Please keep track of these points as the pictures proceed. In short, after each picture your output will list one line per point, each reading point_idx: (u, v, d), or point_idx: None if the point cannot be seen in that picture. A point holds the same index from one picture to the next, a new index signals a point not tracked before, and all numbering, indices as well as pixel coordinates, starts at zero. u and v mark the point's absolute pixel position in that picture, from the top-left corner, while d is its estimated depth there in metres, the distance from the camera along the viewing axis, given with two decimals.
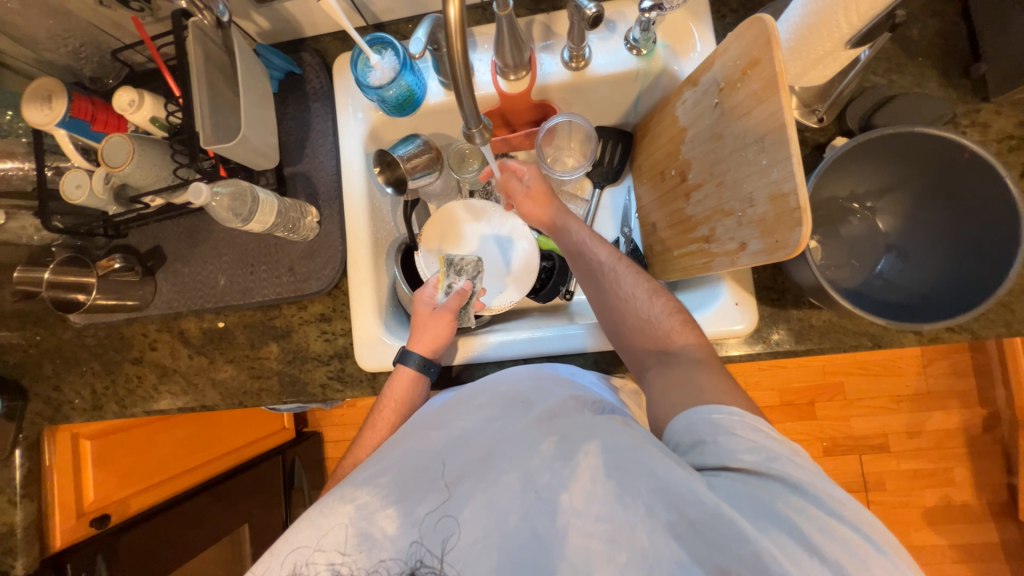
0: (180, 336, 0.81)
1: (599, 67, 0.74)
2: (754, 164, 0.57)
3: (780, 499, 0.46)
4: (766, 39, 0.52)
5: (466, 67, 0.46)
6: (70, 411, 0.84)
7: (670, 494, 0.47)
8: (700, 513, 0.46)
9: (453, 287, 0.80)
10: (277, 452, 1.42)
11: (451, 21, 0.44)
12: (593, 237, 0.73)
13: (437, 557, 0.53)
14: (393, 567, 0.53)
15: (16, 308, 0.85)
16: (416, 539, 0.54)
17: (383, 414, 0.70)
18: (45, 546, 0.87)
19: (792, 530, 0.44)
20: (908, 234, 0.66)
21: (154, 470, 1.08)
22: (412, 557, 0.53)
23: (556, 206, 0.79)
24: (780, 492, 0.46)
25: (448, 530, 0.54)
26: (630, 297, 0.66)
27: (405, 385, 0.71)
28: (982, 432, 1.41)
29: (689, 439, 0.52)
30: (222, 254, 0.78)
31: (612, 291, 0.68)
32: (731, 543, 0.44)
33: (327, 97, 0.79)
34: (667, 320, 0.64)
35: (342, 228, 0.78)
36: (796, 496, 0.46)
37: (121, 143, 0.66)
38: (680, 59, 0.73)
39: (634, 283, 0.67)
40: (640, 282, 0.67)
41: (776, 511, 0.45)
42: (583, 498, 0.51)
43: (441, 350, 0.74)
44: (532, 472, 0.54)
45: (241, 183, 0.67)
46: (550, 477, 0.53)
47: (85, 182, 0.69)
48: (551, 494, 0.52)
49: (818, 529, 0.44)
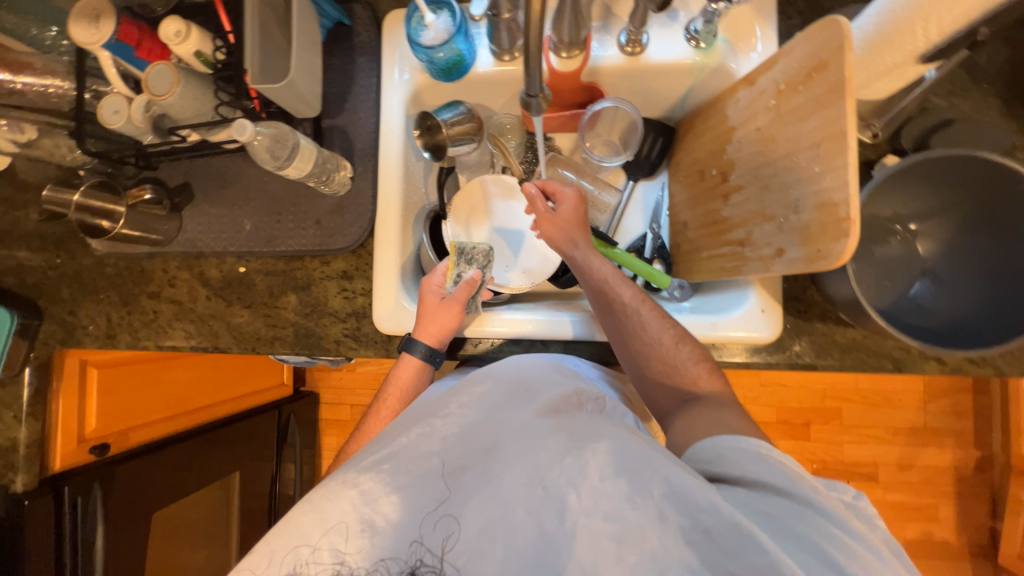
0: (200, 277, 0.81)
1: (654, 54, 0.72)
2: (805, 171, 0.56)
3: (800, 518, 0.46)
4: (838, 42, 0.51)
5: (539, 46, 0.46)
6: (83, 336, 0.84)
7: (682, 500, 0.47)
8: (716, 522, 0.45)
9: (463, 276, 0.76)
10: (274, 406, 1.50)
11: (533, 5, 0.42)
12: (616, 275, 0.71)
13: (437, 557, 0.52)
14: (393, 567, 0.52)
15: (42, 229, 0.86)
16: (416, 538, 0.53)
17: (388, 401, 0.73)
18: (46, 466, 0.89)
19: (812, 548, 0.44)
20: (948, 261, 0.65)
21: (152, 409, 1.10)
22: (412, 556, 0.52)
23: (584, 237, 0.74)
24: (799, 510, 0.46)
25: (449, 529, 0.53)
26: (657, 343, 0.66)
27: (410, 373, 0.73)
28: (973, 474, 1.42)
29: (710, 456, 0.54)
30: (251, 199, 0.79)
31: (635, 337, 0.67)
32: (748, 553, 0.44)
33: (374, 53, 0.78)
34: (691, 368, 0.65)
35: (374, 187, 0.76)
36: (820, 519, 0.46)
37: (166, 72, 0.64)
38: (738, 57, 0.71)
39: (661, 331, 0.67)
40: (666, 328, 0.67)
41: (797, 531, 0.45)
42: (592, 498, 0.50)
43: (447, 340, 0.73)
44: (541, 466, 0.53)
45: (282, 125, 0.66)
46: (560, 474, 0.52)
47: (122, 109, 0.69)
48: (559, 492, 0.51)
49: (836, 545, 0.44)
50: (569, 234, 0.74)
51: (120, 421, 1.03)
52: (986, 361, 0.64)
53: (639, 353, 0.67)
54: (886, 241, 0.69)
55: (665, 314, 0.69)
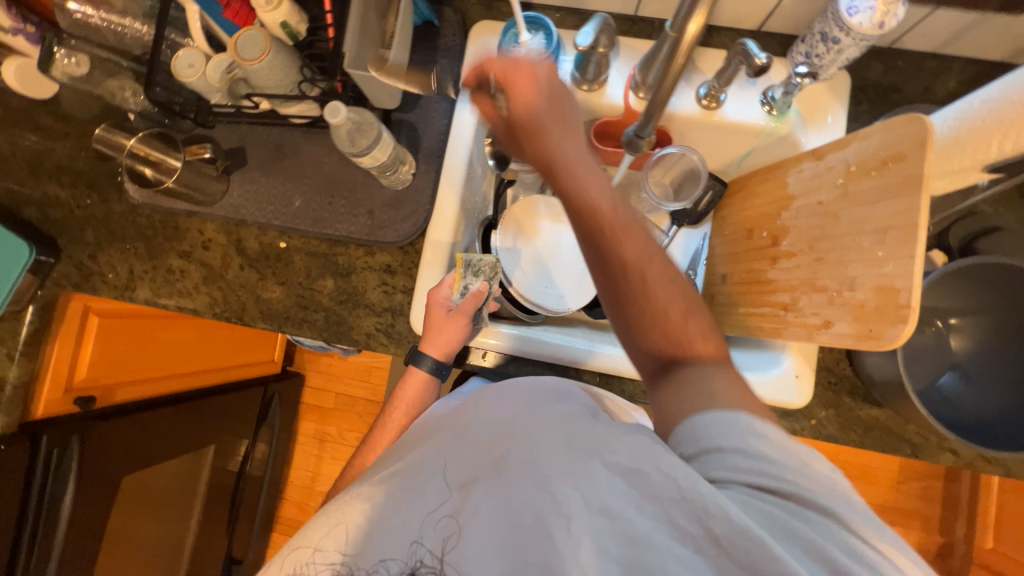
0: (237, 245, 0.79)
1: (729, 112, 0.75)
2: (867, 253, 0.58)
3: (797, 517, 0.41)
4: (921, 138, 0.53)
5: (666, 99, 0.53)
6: (99, 283, 0.81)
7: (692, 505, 0.42)
8: (725, 530, 0.40)
9: (470, 287, 0.72)
10: (260, 382, 1.46)
11: (674, 63, 0.48)
12: (624, 213, 0.54)
13: (437, 557, 0.49)
14: (392, 567, 0.50)
15: (77, 166, 0.83)
16: (416, 538, 0.50)
17: (394, 415, 0.74)
18: (27, 411, 0.85)
19: (820, 553, 0.39)
20: (976, 359, 0.68)
21: (141, 366, 1.06)
22: (412, 556, 0.50)
23: (575, 148, 0.53)
24: (803, 512, 0.42)
25: (450, 529, 0.50)
26: (677, 323, 0.53)
27: (416, 387, 0.73)
28: (934, 560, 1.46)
29: (693, 442, 0.47)
30: (306, 177, 0.77)
31: (637, 295, 0.54)
32: (759, 564, 0.39)
33: (456, 57, 0.78)
34: (699, 344, 0.53)
35: (434, 186, 0.76)
36: (827, 521, 0.41)
37: (257, 39, 0.63)
38: (807, 129, 0.74)
39: (670, 299, 0.54)
40: (675, 293, 0.54)
41: (800, 533, 0.40)
42: (598, 503, 0.45)
43: (454, 351, 0.73)
44: (547, 470, 0.48)
45: (366, 113, 0.66)
46: (567, 478, 0.47)
47: (197, 63, 0.67)
48: (564, 496, 0.46)
49: (844, 548, 0.40)
50: (556, 141, 0.53)
51: (109, 374, 0.99)
52: (999, 461, 0.67)
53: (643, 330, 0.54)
54: (920, 329, 0.71)
55: (675, 272, 0.55)
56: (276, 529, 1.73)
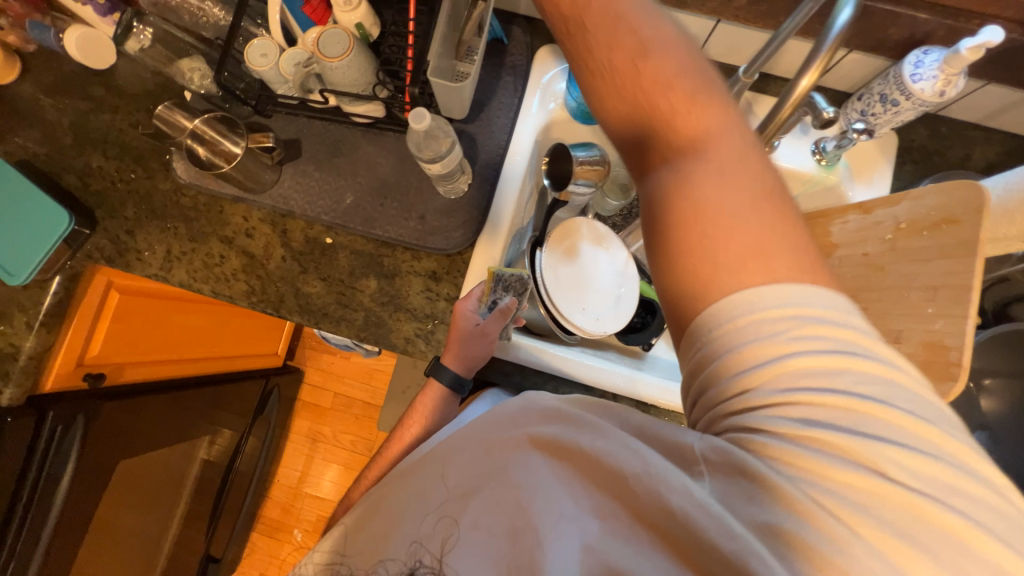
0: (282, 236, 0.78)
1: (780, 158, 0.78)
2: (915, 308, 0.60)
3: (784, 473, 0.33)
4: (978, 204, 0.55)
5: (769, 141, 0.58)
6: (135, 260, 0.79)
7: (653, 492, 0.34)
8: (684, 510, 0.33)
9: (497, 303, 0.70)
10: (262, 374, 1.42)
11: (791, 99, 0.52)
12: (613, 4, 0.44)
13: (437, 556, 0.40)
14: (392, 568, 0.43)
15: (124, 139, 0.82)
16: (417, 538, 0.42)
17: (411, 427, 0.71)
18: (36, 384, 0.82)
19: (800, 513, 0.32)
20: (1003, 421, 0.70)
21: (152, 347, 1.03)
22: (412, 556, 0.42)
23: None
24: (794, 457, 0.33)
25: (446, 529, 0.41)
26: (695, 144, 0.41)
27: (437, 396, 0.72)
28: None
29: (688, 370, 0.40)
30: (360, 176, 0.78)
31: (632, 94, 0.43)
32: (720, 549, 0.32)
33: (520, 76, 0.80)
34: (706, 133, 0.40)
35: (488, 198, 0.77)
36: (824, 466, 0.32)
37: (340, 36, 0.65)
38: (855, 183, 0.77)
39: (667, 78, 0.42)
40: (671, 71, 0.42)
41: (783, 488, 0.33)
42: (587, 498, 0.37)
43: (476, 366, 0.72)
44: (522, 460, 0.39)
45: (440, 123, 0.68)
46: (549, 470, 0.38)
47: (271, 54, 0.68)
48: (551, 491, 0.38)
49: (836, 505, 0.32)
50: None
51: (120, 353, 0.96)
52: None
53: (662, 252, 0.41)
54: None
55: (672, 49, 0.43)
56: (258, 528, 1.67)
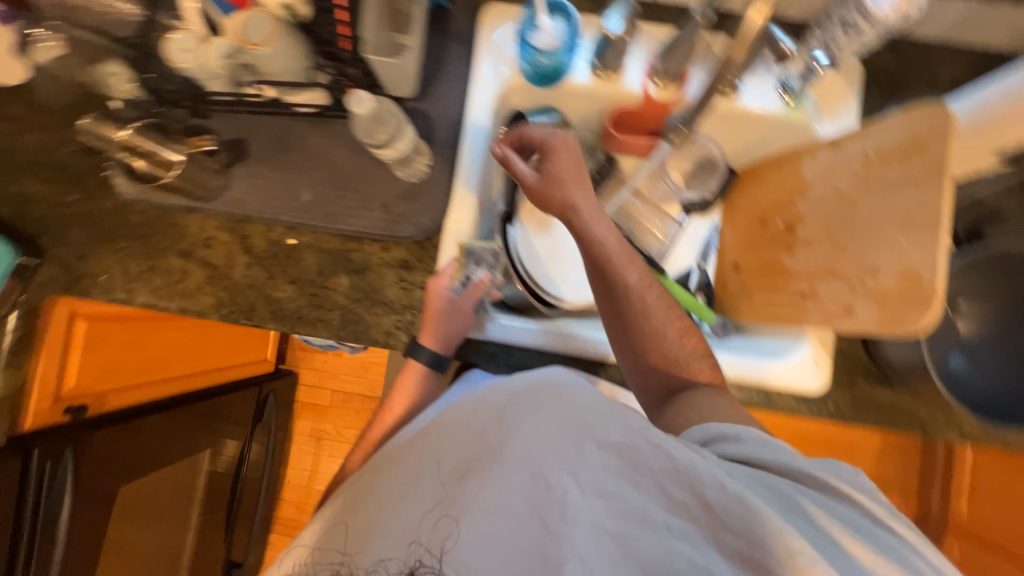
0: (242, 242, 0.75)
1: (746, 101, 0.77)
2: (888, 240, 0.60)
3: (795, 493, 0.48)
4: (943, 127, 0.53)
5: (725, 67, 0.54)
6: (91, 286, 0.75)
7: (681, 474, 0.47)
8: (723, 499, 0.45)
9: (471, 277, 0.72)
10: (255, 382, 1.40)
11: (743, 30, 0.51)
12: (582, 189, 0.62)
13: (436, 557, 0.50)
14: (393, 566, 0.52)
15: (55, 159, 0.76)
16: (415, 538, 0.52)
17: (392, 410, 0.75)
18: (15, 424, 0.80)
19: (786, 506, 0.47)
20: (980, 338, 0.71)
21: (128, 372, 1.00)
22: (412, 556, 0.51)
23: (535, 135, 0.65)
24: (777, 480, 0.49)
25: (447, 528, 0.51)
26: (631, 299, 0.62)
27: (414, 378, 0.73)
28: None
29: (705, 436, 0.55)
30: (315, 169, 0.74)
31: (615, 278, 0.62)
32: (749, 526, 0.45)
33: (468, 42, 0.76)
34: (647, 298, 0.62)
35: (451, 178, 0.74)
36: (796, 486, 0.49)
37: (263, 21, 0.62)
38: (822, 118, 0.77)
39: (620, 255, 0.62)
40: (622, 251, 0.62)
41: (781, 493, 0.48)
42: (591, 485, 0.49)
43: (453, 344, 0.72)
44: (540, 460, 0.50)
45: (385, 102, 0.66)
46: (561, 469, 0.49)
47: (192, 48, 0.64)
48: (562, 484, 0.49)
49: (817, 508, 0.47)
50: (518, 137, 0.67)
51: (96, 382, 0.93)
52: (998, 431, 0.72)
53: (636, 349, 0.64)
54: None
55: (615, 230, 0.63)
56: (275, 529, 1.70)
